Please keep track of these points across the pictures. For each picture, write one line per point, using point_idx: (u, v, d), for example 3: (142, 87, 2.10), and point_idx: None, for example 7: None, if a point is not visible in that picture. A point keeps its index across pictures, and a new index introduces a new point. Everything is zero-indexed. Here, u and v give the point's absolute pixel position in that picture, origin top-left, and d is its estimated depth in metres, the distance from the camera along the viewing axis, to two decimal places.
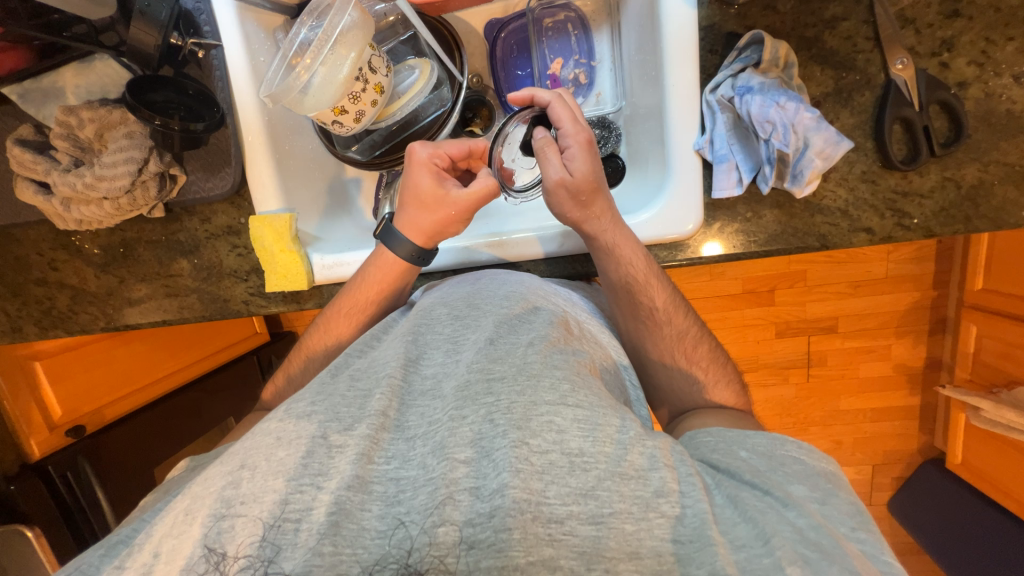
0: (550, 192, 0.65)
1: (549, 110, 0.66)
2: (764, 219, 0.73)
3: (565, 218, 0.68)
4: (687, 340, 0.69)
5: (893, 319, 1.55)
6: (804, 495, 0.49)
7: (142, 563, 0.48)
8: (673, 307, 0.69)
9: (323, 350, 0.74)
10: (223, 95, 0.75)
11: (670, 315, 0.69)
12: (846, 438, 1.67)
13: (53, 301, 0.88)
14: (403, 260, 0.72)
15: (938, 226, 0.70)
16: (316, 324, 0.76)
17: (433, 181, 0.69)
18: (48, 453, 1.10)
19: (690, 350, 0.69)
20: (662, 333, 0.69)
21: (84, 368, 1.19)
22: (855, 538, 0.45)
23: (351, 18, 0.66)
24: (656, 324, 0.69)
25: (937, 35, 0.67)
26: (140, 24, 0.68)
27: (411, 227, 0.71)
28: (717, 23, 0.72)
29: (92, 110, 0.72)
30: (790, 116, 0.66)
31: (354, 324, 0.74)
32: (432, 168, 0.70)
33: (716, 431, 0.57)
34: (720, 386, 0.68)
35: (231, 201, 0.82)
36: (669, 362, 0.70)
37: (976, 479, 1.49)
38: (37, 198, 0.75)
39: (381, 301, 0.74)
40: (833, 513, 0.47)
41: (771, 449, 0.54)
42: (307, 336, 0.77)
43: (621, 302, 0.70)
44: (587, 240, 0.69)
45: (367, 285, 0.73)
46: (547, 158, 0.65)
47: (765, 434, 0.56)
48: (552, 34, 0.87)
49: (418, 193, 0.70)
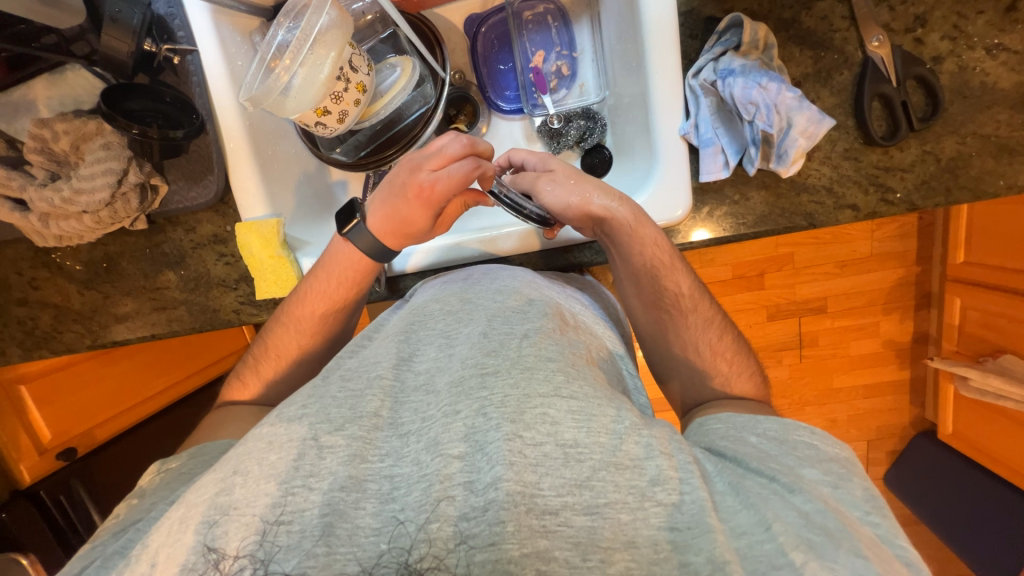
0: (541, 193, 0.69)
1: (511, 159, 0.75)
2: (752, 200, 0.73)
3: (569, 207, 0.67)
4: (714, 329, 0.70)
5: (881, 295, 1.58)
6: (821, 477, 0.50)
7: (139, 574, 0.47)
8: (695, 291, 0.70)
9: (298, 352, 0.74)
10: (201, 101, 0.74)
11: (696, 302, 0.70)
12: (841, 416, 1.70)
13: (35, 321, 0.85)
14: (364, 255, 0.70)
15: (920, 200, 0.71)
16: (277, 324, 0.74)
17: (424, 212, 0.68)
18: (39, 478, 1.10)
19: (716, 340, 0.70)
20: (688, 321, 0.70)
21: (71, 390, 1.15)
22: (870, 522, 0.47)
23: (330, 16, 0.65)
24: (681, 312, 0.70)
25: (911, 11, 0.69)
26: (111, 31, 0.66)
27: (386, 235, 0.70)
28: (696, 9, 0.72)
29: (67, 122, 0.70)
30: (772, 97, 0.67)
31: (319, 320, 0.73)
32: (428, 204, 0.67)
33: (726, 417, 0.59)
34: (743, 378, 0.68)
35: (216, 209, 0.80)
36: (695, 353, 0.70)
37: (968, 448, 1.53)
38: (13, 215, 0.73)
39: (342, 294, 0.73)
40: (847, 497, 0.49)
41: (782, 434, 0.55)
42: (269, 338, 0.75)
43: (643, 286, 0.71)
44: (601, 223, 0.68)
45: (330, 276, 0.72)
46: (522, 175, 0.72)
47: (775, 419, 0.58)
48: (532, 26, 0.87)
49: (405, 221, 0.68)
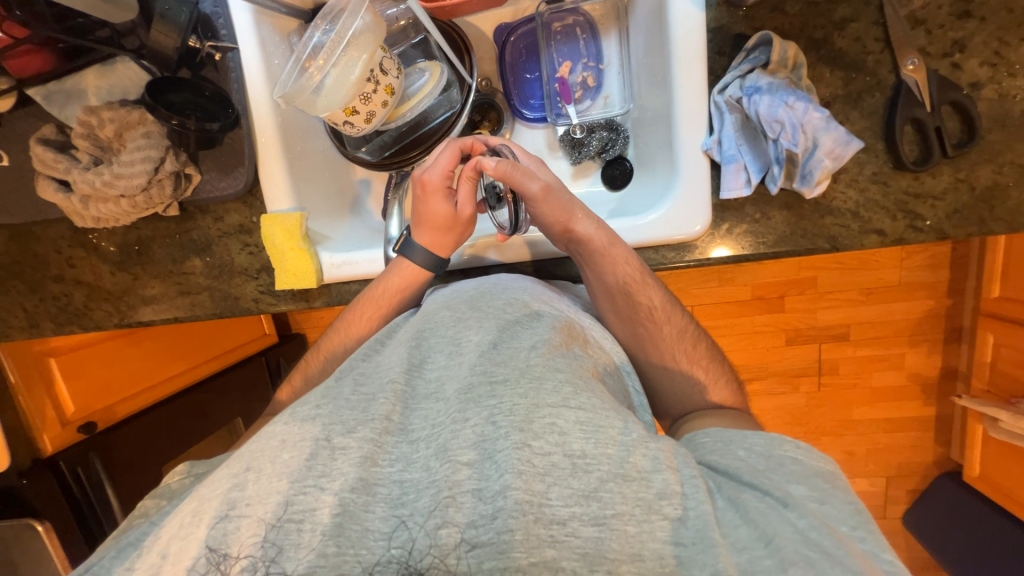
0: (536, 203, 0.67)
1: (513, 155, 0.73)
2: (773, 220, 0.72)
3: (555, 224, 0.68)
4: (688, 338, 0.70)
5: (907, 326, 1.53)
6: (806, 494, 0.48)
7: (151, 565, 0.49)
8: (668, 305, 0.70)
9: (341, 351, 0.76)
10: (238, 96, 0.77)
11: (669, 314, 0.70)
12: (859, 449, 1.64)
13: (69, 297, 0.90)
14: (422, 268, 0.74)
15: (951, 228, 0.69)
16: (333, 327, 0.78)
17: (442, 202, 0.72)
18: (59, 449, 1.11)
19: (689, 349, 0.70)
20: (663, 332, 0.69)
21: (98, 366, 1.21)
22: (855, 537, 0.45)
23: (364, 20, 0.67)
24: (655, 324, 0.69)
25: (949, 36, 0.67)
26: (160, 27, 0.71)
27: (436, 245, 0.75)
28: (725, 25, 0.72)
29: (113, 110, 0.74)
30: (799, 116, 0.66)
31: (371, 327, 0.76)
32: (441, 191, 0.72)
33: (714, 432, 0.58)
34: (719, 386, 0.69)
35: (244, 200, 0.83)
36: (670, 364, 0.70)
37: (994, 493, 1.44)
38: (57, 195, 0.77)
39: (396, 304, 0.76)
40: (832, 512, 0.47)
41: (768, 449, 0.53)
42: (325, 339, 0.79)
43: (616, 302, 0.69)
44: (579, 244, 0.68)
45: (387, 287, 0.75)
46: (517, 173, 0.66)
47: (763, 434, 0.55)
48: (560, 37, 0.88)
49: (435, 219, 0.73)
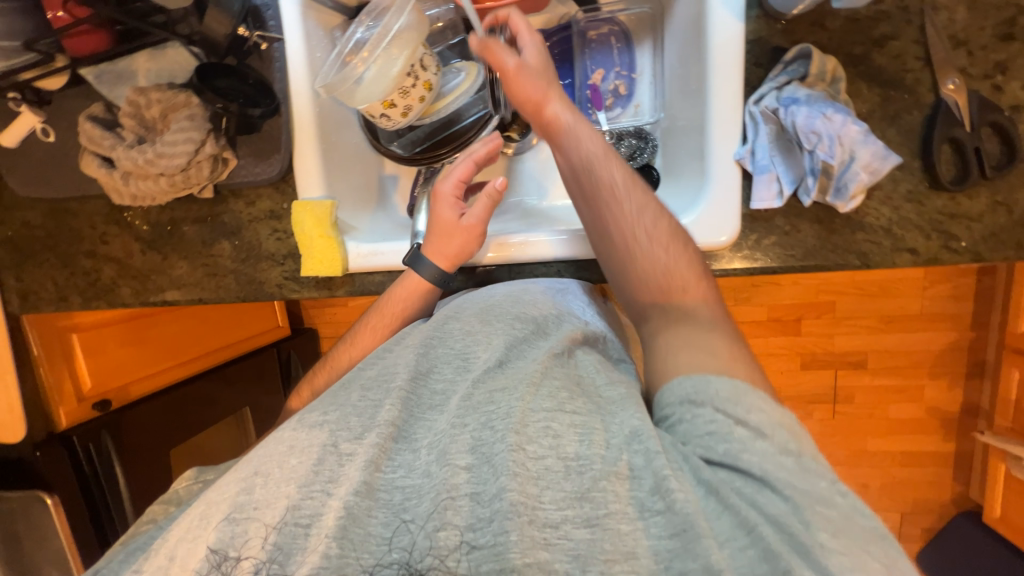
0: (510, 77, 0.68)
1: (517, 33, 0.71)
2: (802, 233, 0.72)
3: (528, 102, 0.68)
4: (653, 219, 0.65)
5: (929, 357, 1.49)
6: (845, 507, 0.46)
7: (157, 567, 0.49)
8: (633, 185, 0.66)
9: (347, 362, 0.76)
10: (279, 84, 0.79)
11: (632, 189, 0.66)
12: (873, 482, 1.59)
13: (98, 273, 0.92)
14: (427, 282, 0.74)
15: (987, 251, 0.68)
16: (345, 339, 0.79)
17: (450, 210, 0.75)
18: (74, 424, 1.12)
19: (654, 227, 0.64)
20: (625, 208, 0.65)
21: (117, 345, 1.23)
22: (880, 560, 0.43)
23: (408, 18, 0.68)
24: (616, 200, 0.65)
25: (991, 57, 0.67)
26: (214, 13, 0.74)
27: (437, 254, 0.74)
28: (764, 37, 0.72)
29: (161, 92, 0.77)
30: (837, 128, 0.65)
31: (379, 338, 0.76)
32: (451, 200, 0.75)
33: (677, 385, 0.52)
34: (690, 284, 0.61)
35: (276, 186, 0.85)
36: (634, 244, 0.64)
37: (1017, 536, 1.37)
38: (99, 170, 0.79)
39: (404, 316, 0.76)
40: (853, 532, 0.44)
41: (736, 396, 0.49)
42: (334, 351, 0.79)
43: (579, 180, 0.68)
44: (549, 126, 0.69)
45: (394, 299, 0.76)
46: (496, 51, 0.68)
47: (730, 379, 0.51)
48: (595, 45, 0.90)
49: (440, 224, 0.74)
